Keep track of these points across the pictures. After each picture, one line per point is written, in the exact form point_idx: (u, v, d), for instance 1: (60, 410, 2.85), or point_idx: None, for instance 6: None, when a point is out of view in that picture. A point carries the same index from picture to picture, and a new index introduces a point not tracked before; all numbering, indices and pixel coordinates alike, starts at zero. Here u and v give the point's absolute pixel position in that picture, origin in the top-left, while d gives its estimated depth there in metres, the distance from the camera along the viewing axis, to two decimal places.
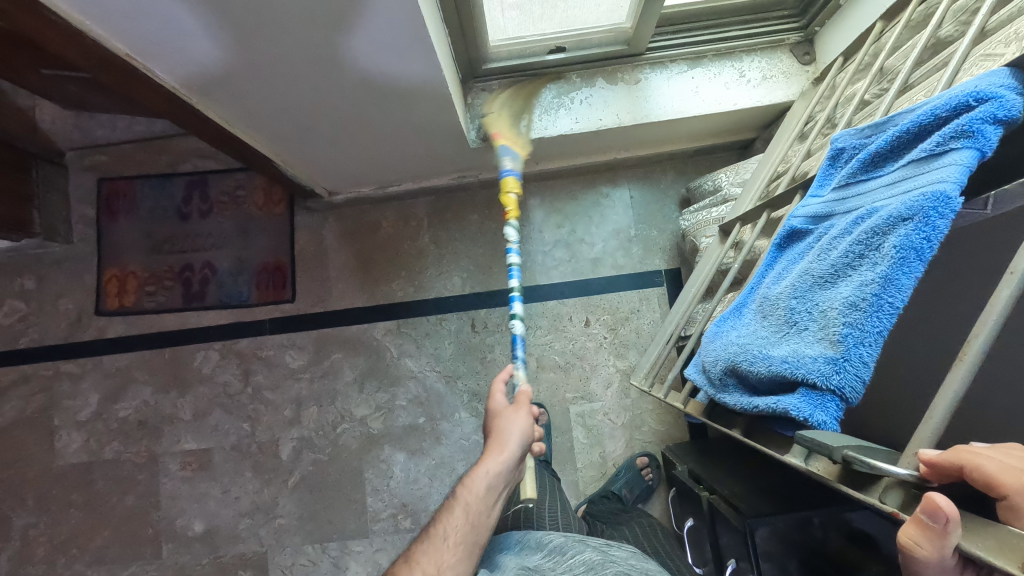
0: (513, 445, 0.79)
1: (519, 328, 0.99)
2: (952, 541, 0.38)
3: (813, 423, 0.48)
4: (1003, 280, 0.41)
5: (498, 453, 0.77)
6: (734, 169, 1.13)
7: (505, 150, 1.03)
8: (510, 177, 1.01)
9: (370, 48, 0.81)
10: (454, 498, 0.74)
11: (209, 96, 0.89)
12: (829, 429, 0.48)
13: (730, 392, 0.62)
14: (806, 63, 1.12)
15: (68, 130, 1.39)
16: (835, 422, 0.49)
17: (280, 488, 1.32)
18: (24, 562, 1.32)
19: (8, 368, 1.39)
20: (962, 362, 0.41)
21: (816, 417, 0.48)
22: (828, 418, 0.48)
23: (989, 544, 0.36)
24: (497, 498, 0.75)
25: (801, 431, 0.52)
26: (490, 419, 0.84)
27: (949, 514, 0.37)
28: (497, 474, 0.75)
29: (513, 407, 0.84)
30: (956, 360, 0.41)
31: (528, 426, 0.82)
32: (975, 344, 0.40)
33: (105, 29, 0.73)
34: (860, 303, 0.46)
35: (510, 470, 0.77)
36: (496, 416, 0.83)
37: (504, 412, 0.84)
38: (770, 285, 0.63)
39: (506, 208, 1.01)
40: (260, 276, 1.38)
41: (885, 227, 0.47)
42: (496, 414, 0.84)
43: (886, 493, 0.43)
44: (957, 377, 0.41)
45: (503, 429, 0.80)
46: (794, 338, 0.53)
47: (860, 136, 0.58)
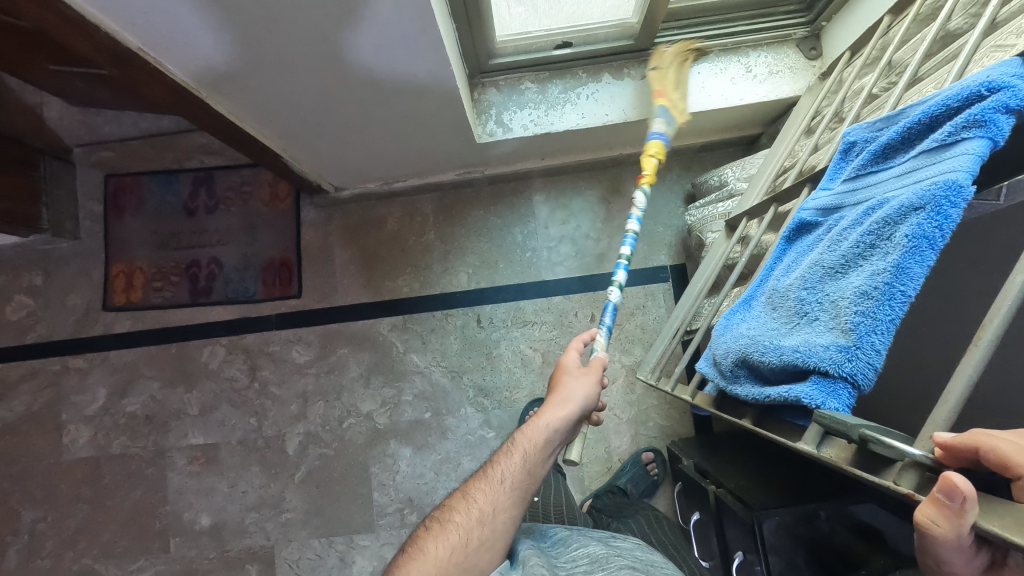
0: (580, 407, 0.75)
1: (616, 296, 0.96)
2: (968, 520, 0.38)
3: (826, 411, 0.48)
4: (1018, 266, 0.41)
5: (561, 411, 0.73)
6: (740, 164, 1.14)
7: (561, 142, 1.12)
8: (657, 142, 1.00)
9: (380, 43, 0.81)
10: (511, 444, 0.70)
11: (218, 91, 0.90)
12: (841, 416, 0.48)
13: (740, 382, 0.62)
14: (812, 58, 1.12)
15: (74, 126, 1.41)
16: (847, 409, 0.49)
17: (286, 483, 1.33)
18: (32, 555, 1.33)
19: (16, 364, 1.39)
20: (977, 348, 0.41)
21: (828, 405, 0.48)
22: (840, 405, 0.48)
23: (1007, 521, 0.37)
24: (554, 452, 0.71)
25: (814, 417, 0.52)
26: (558, 376, 0.80)
27: (966, 493, 0.37)
28: (558, 428, 0.72)
29: (584, 368, 0.80)
30: (970, 347, 0.42)
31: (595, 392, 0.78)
32: (990, 330, 0.41)
33: (117, 23, 0.73)
34: (872, 292, 0.47)
35: (569, 428, 0.74)
36: (566, 373, 0.80)
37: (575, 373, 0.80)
38: (780, 277, 0.63)
39: None
40: (266, 272, 1.39)
41: (896, 217, 0.47)
42: (566, 371, 0.80)
43: (900, 475, 0.43)
44: (970, 364, 0.41)
45: (570, 387, 0.77)
46: (805, 328, 0.54)
47: (870, 129, 0.59)
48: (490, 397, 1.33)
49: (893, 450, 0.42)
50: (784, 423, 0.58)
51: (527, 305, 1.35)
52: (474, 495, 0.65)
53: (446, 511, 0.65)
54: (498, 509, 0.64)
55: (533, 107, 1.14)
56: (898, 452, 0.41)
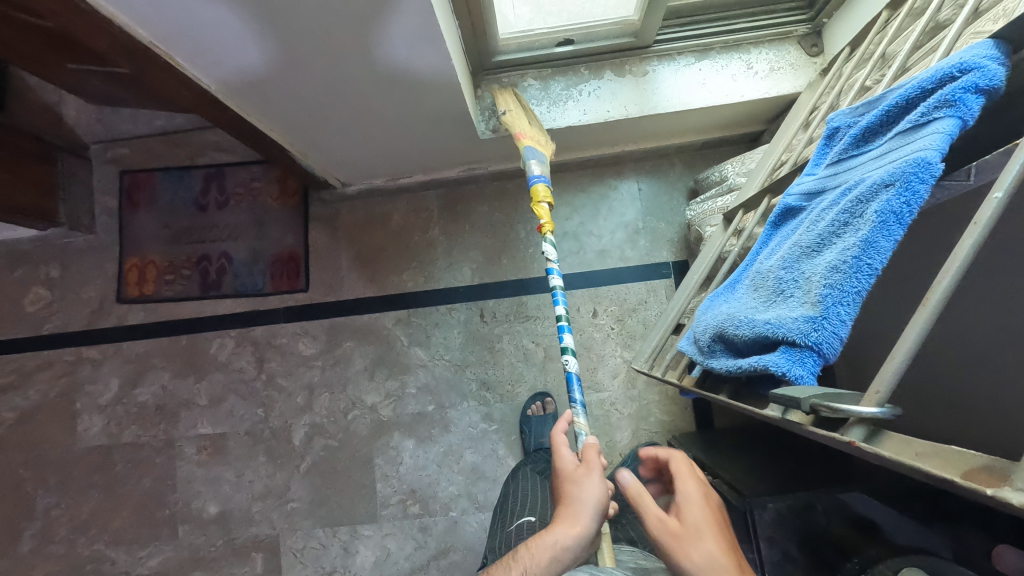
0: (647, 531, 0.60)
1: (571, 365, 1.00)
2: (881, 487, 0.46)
3: (790, 377, 0.49)
4: (969, 230, 0.41)
5: (570, 526, 0.66)
6: (740, 160, 1.15)
7: (531, 151, 1.05)
8: (541, 184, 1.03)
9: (384, 38, 0.83)
10: (513, 559, 0.66)
11: (227, 84, 0.92)
12: (806, 383, 0.49)
13: (717, 357, 0.62)
14: (814, 55, 1.13)
15: (91, 123, 1.45)
16: (813, 377, 0.49)
17: (292, 473, 1.35)
18: (46, 540, 1.37)
19: (32, 353, 1.43)
20: (924, 307, 0.42)
21: (793, 372, 0.49)
22: (805, 372, 0.49)
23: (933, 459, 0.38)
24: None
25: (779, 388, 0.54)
26: (566, 485, 0.71)
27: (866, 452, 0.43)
28: (565, 548, 0.64)
29: (586, 464, 0.73)
30: (919, 306, 0.42)
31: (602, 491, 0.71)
32: (939, 290, 0.42)
33: (130, 17, 0.75)
34: (841, 265, 0.47)
35: (582, 547, 0.66)
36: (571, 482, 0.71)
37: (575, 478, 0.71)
38: (763, 260, 0.64)
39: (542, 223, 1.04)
40: (275, 266, 1.42)
41: (868, 194, 0.48)
42: (570, 477, 0.72)
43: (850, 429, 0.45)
44: (919, 323, 0.42)
45: (575, 496, 0.70)
46: (780, 304, 0.54)
47: (852, 115, 0.60)
48: (492, 390, 1.35)
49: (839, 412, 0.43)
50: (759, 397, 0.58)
51: (530, 300, 1.37)
52: None
53: None
54: None
55: (536, 104, 1.16)
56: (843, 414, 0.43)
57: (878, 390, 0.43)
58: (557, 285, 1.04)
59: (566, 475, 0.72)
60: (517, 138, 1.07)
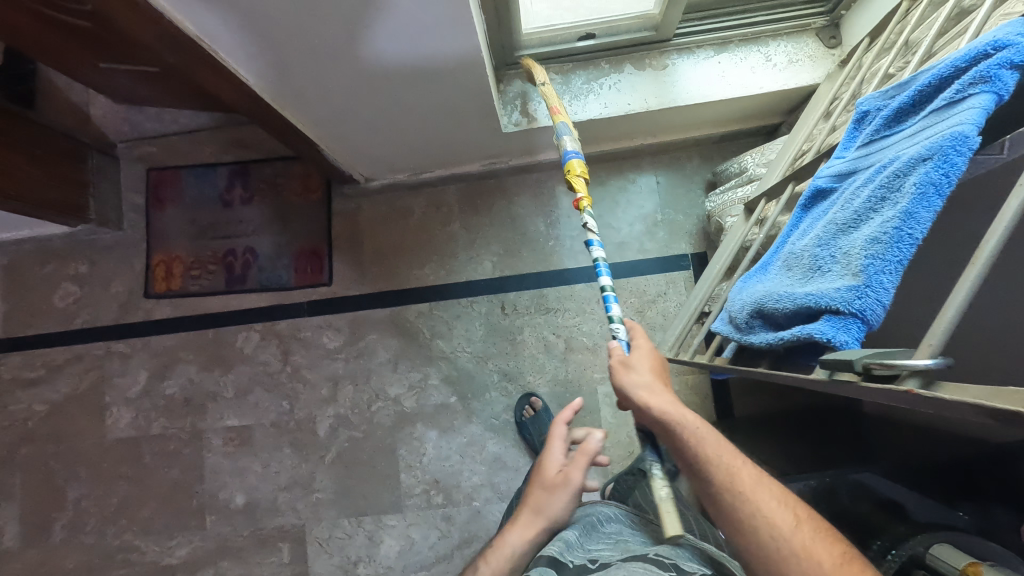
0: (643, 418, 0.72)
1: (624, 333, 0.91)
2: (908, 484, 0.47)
3: (835, 343, 0.51)
4: (1013, 192, 0.43)
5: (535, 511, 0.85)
6: (759, 151, 1.17)
7: (563, 129, 1.01)
8: (576, 159, 0.99)
9: (419, 29, 0.85)
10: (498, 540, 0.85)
11: (263, 77, 0.95)
12: (852, 349, 0.50)
13: (756, 333, 0.64)
14: (832, 47, 1.14)
15: (118, 121, 1.48)
16: (858, 343, 0.51)
17: (317, 463, 1.38)
18: (76, 530, 1.40)
19: (62, 348, 1.46)
20: (974, 263, 0.43)
21: (838, 338, 0.50)
22: (850, 338, 0.50)
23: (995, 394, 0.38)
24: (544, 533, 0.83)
25: (827, 352, 0.54)
26: (616, 369, 0.80)
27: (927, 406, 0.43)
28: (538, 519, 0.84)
29: (629, 360, 0.80)
30: (968, 263, 0.44)
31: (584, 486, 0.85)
32: (987, 248, 0.43)
33: (178, 11, 0.78)
34: (881, 237, 0.49)
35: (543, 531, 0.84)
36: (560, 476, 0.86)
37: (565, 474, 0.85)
38: (796, 240, 0.66)
39: (580, 196, 0.98)
40: (298, 261, 1.44)
41: (906, 169, 0.49)
42: (619, 365, 0.80)
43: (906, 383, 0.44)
44: (970, 277, 0.43)
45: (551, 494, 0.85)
46: (817, 279, 0.56)
47: (883, 98, 0.62)
48: (514, 382, 1.37)
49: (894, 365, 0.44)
50: (799, 367, 0.60)
51: (550, 293, 1.38)
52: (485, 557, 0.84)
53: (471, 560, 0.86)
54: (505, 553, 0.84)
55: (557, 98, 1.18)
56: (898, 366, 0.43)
57: (931, 342, 0.43)
58: (600, 258, 0.97)
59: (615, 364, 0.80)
60: (553, 113, 1.03)
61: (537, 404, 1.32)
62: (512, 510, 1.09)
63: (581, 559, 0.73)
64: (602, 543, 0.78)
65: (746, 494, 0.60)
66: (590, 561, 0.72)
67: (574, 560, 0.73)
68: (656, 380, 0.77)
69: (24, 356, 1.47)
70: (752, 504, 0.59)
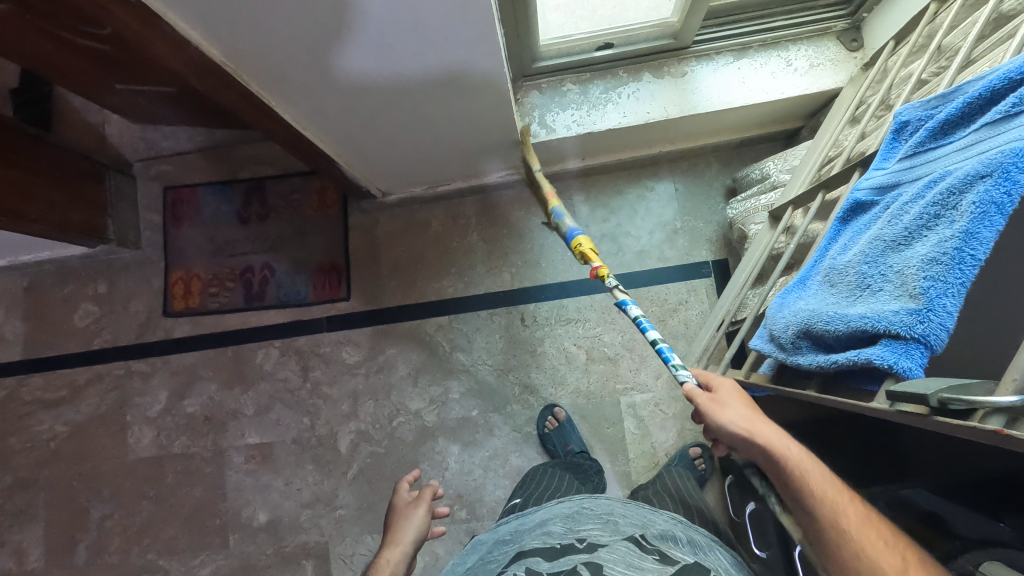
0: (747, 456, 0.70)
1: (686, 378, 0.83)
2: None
3: (898, 371, 0.49)
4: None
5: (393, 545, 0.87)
6: (782, 157, 1.15)
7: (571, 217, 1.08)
8: (581, 236, 1.02)
9: (441, 46, 0.85)
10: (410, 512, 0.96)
11: (285, 98, 0.95)
12: (915, 376, 0.49)
13: (804, 354, 0.63)
14: (854, 50, 1.13)
15: (134, 142, 1.48)
16: (920, 369, 0.50)
17: (339, 480, 1.37)
18: (100, 551, 1.40)
19: (83, 368, 1.47)
20: None
21: (901, 364, 0.49)
22: (912, 365, 0.49)
23: None
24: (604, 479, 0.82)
25: (885, 379, 0.53)
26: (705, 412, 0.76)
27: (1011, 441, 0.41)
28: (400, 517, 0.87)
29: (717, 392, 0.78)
30: None
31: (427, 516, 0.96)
32: None
33: (206, 39, 0.78)
34: (941, 258, 0.48)
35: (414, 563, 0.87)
36: (403, 509, 0.98)
37: (410, 506, 0.98)
38: (836, 255, 0.64)
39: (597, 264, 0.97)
40: (316, 276, 1.44)
41: (961, 186, 0.48)
42: (710, 408, 0.75)
43: (987, 418, 0.43)
44: None
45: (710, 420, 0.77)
46: (868, 299, 0.55)
47: (927, 108, 0.60)
48: (536, 394, 1.35)
49: (974, 401, 0.42)
50: (853, 390, 0.59)
51: (570, 303, 1.37)
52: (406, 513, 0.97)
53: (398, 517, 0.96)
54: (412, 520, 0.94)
55: (576, 108, 1.18)
56: (978, 402, 0.42)
57: (1015, 377, 0.41)
58: (639, 315, 0.92)
59: (705, 400, 0.77)
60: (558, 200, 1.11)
61: (558, 416, 1.31)
62: (517, 495, 1.05)
63: (570, 539, 0.73)
64: (589, 525, 0.77)
65: (873, 545, 0.60)
66: (579, 541, 0.72)
67: (562, 541, 0.73)
68: (751, 414, 0.74)
69: (46, 377, 1.47)
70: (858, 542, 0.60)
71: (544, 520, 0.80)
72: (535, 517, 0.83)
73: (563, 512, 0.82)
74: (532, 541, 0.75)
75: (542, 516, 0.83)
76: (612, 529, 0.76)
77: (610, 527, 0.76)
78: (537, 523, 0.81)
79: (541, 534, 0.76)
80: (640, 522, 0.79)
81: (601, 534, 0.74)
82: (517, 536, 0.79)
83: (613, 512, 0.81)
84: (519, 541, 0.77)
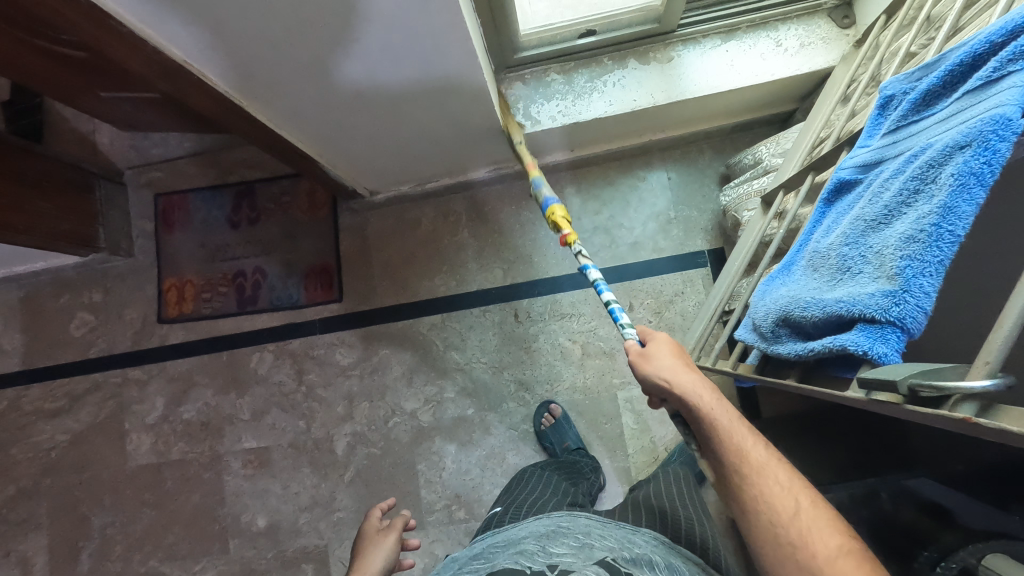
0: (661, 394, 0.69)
1: None
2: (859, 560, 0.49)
3: (875, 357, 0.47)
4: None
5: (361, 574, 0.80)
6: (774, 140, 1.12)
7: (539, 181, 1.03)
8: (556, 204, 0.97)
9: (410, 40, 0.83)
10: (385, 536, 0.90)
11: (258, 98, 0.94)
12: (893, 362, 0.46)
13: (784, 342, 0.60)
14: (846, 27, 1.09)
15: (125, 150, 1.48)
16: (899, 355, 0.47)
17: (337, 482, 1.36)
18: (103, 558, 1.40)
19: (81, 377, 1.47)
20: None
21: (877, 350, 0.47)
22: (890, 350, 0.47)
23: None
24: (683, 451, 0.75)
25: (863, 366, 0.50)
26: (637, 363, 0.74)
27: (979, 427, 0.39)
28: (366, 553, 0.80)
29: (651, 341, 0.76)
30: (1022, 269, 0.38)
31: (398, 545, 0.89)
32: None
33: (164, 38, 0.77)
34: (918, 236, 0.45)
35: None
36: (373, 535, 0.91)
37: (379, 534, 0.91)
38: (819, 238, 0.62)
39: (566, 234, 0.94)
40: (309, 279, 1.43)
41: (941, 158, 0.45)
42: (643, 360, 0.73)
43: (957, 405, 0.40)
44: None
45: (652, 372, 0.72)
46: (848, 282, 0.52)
47: (910, 80, 0.57)
48: (531, 391, 1.33)
49: (943, 387, 0.39)
50: (834, 379, 0.56)
51: (564, 298, 1.35)
52: (378, 535, 0.91)
53: (370, 541, 0.89)
54: (385, 545, 0.88)
55: (560, 98, 1.15)
56: (946, 388, 0.39)
57: (988, 360, 0.38)
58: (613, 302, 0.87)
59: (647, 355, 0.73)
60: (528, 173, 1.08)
61: (553, 415, 1.28)
62: (503, 502, 1.02)
63: (541, 564, 0.69)
64: (563, 546, 0.74)
65: (774, 490, 0.56)
66: (551, 566, 0.69)
67: (533, 566, 0.69)
68: (679, 363, 0.71)
69: (45, 387, 1.48)
70: (762, 488, 0.56)
71: (516, 541, 0.78)
72: (512, 536, 0.81)
73: (538, 532, 0.79)
74: (503, 563, 0.72)
75: (519, 533, 0.81)
76: (586, 550, 0.73)
77: (585, 550, 0.73)
78: (510, 544, 0.78)
79: (513, 554, 0.74)
80: (616, 544, 0.76)
81: (573, 557, 0.71)
82: (488, 558, 0.76)
83: (591, 532, 0.79)
84: (489, 563, 0.74)
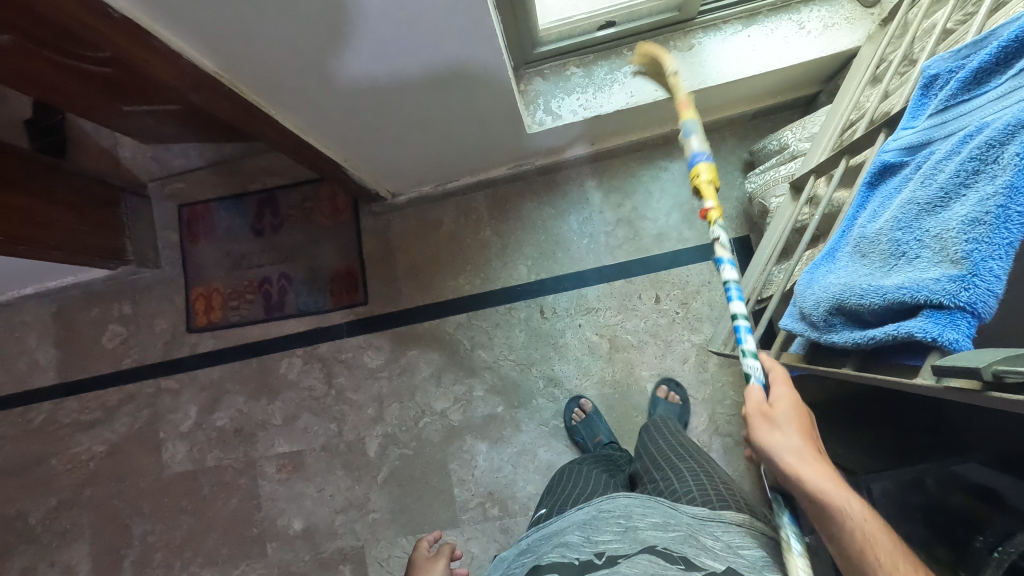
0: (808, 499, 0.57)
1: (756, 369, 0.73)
2: None
3: (944, 344, 0.46)
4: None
5: None
6: (801, 125, 1.10)
7: (690, 126, 0.86)
8: (705, 163, 0.83)
9: (437, 39, 0.83)
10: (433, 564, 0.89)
11: (284, 105, 0.94)
12: (963, 347, 0.46)
13: (837, 331, 0.59)
14: (870, 6, 1.08)
15: (147, 162, 1.50)
16: (969, 339, 0.46)
17: (371, 484, 1.37)
18: (145, 565, 1.43)
19: (115, 389, 1.49)
20: None
21: (947, 336, 0.46)
22: (960, 336, 0.46)
23: None
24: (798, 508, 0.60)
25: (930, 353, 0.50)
26: (772, 452, 0.62)
27: None
28: None
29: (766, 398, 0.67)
30: None
31: (447, 567, 0.89)
32: None
33: (196, 49, 0.77)
34: (983, 218, 0.45)
35: None
36: (422, 563, 0.92)
37: (428, 561, 0.91)
38: (865, 222, 0.60)
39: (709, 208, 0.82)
40: (333, 283, 1.44)
41: (1002, 138, 0.45)
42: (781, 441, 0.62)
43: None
44: None
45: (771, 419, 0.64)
46: (904, 267, 0.51)
47: (957, 58, 0.56)
48: (561, 386, 1.33)
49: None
50: (896, 367, 0.55)
51: (589, 292, 1.34)
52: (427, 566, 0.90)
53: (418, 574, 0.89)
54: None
55: (581, 92, 1.14)
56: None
57: None
58: (730, 279, 0.80)
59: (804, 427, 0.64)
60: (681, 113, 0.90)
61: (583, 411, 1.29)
62: (544, 505, 1.03)
63: (588, 554, 0.70)
64: (607, 534, 0.74)
65: None
66: (598, 555, 0.70)
67: (580, 556, 0.70)
68: (800, 425, 0.64)
69: (81, 400, 1.50)
70: None
71: (562, 529, 0.79)
72: (554, 527, 0.82)
73: (580, 520, 0.79)
74: (549, 555, 0.72)
75: (560, 525, 0.81)
76: (632, 534, 0.72)
77: (629, 535, 0.72)
78: (554, 537, 0.78)
79: (559, 545, 0.74)
80: (660, 523, 0.74)
81: (620, 544, 0.71)
82: (534, 552, 0.76)
83: (631, 513, 0.76)
84: (535, 556, 0.75)
